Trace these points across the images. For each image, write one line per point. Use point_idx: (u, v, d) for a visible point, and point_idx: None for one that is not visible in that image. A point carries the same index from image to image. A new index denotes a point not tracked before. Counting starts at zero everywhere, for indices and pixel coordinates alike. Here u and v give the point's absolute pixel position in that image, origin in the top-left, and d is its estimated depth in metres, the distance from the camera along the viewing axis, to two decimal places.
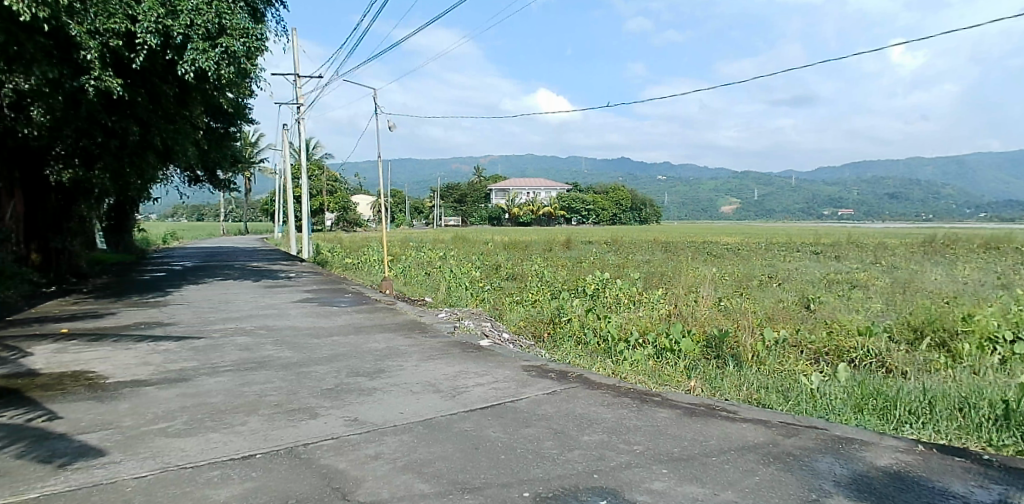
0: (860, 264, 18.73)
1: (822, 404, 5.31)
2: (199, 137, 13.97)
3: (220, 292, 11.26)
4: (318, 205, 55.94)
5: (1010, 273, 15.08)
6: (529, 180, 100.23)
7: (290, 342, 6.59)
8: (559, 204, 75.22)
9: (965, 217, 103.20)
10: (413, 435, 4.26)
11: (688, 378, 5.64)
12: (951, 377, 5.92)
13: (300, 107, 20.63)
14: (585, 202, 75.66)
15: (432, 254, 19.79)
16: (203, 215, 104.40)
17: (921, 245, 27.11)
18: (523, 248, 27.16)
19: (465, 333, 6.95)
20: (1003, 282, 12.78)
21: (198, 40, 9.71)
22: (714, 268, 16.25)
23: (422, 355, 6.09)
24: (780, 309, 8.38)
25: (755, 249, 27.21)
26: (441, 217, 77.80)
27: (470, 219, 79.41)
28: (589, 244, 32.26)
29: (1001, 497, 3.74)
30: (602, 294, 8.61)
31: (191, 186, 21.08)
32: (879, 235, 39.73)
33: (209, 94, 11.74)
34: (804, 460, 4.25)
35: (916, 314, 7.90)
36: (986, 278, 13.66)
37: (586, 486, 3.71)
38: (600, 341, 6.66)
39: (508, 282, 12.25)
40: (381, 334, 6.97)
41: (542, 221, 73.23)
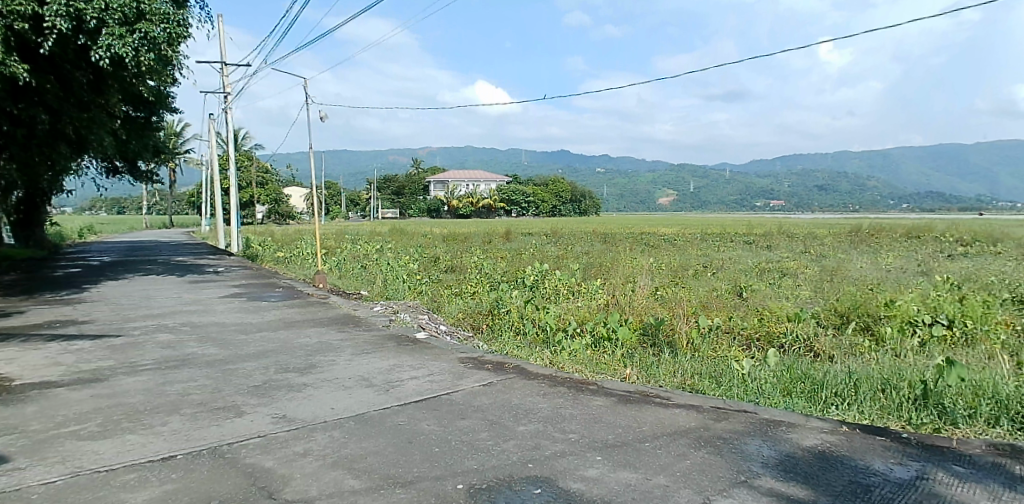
0: (790, 254, 19.25)
1: (752, 388, 5.47)
2: (117, 126, 13.46)
3: (143, 288, 10.81)
4: (250, 197, 54.13)
5: (930, 261, 15.77)
6: (473, 173, 99.72)
7: (215, 338, 6.40)
8: (500, 197, 74.99)
9: (890, 208, 107.84)
10: (344, 431, 4.20)
11: (624, 366, 5.72)
12: (874, 359, 6.20)
13: (230, 96, 19.93)
14: (525, 194, 75.51)
15: (370, 247, 19.52)
16: (127, 209, 99.69)
17: (847, 235, 28.11)
18: (463, 240, 26.97)
19: (401, 326, 6.87)
20: (924, 269, 13.36)
21: (114, 25, 9.29)
22: (651, 258, 16.47)
23: (356, 350, 6.00)
24: (713, 298, 8.58)
25: (689, 240, 27.69)
26: (382, 210, 76.60)
27: (409, 212, 78.44)
28: (527, 235, 32.27)
29: (918, 473, 3.96)
30: (540, 285, 8.64)
31: (109, 178, 20.12)
32: (807, 225, 40.79)
33: (127, 82, 11.32)
34: (734, 443, 4.38)
35: (841, 300, 8.22)
36: (908, 266, 14.25)
37: (520, 476, 3.74)
38: (539, 331, 6.67)
39: (446, 274, 12.20)
40: (313, 329, 6.83)
41: (482, 213, 72.80)
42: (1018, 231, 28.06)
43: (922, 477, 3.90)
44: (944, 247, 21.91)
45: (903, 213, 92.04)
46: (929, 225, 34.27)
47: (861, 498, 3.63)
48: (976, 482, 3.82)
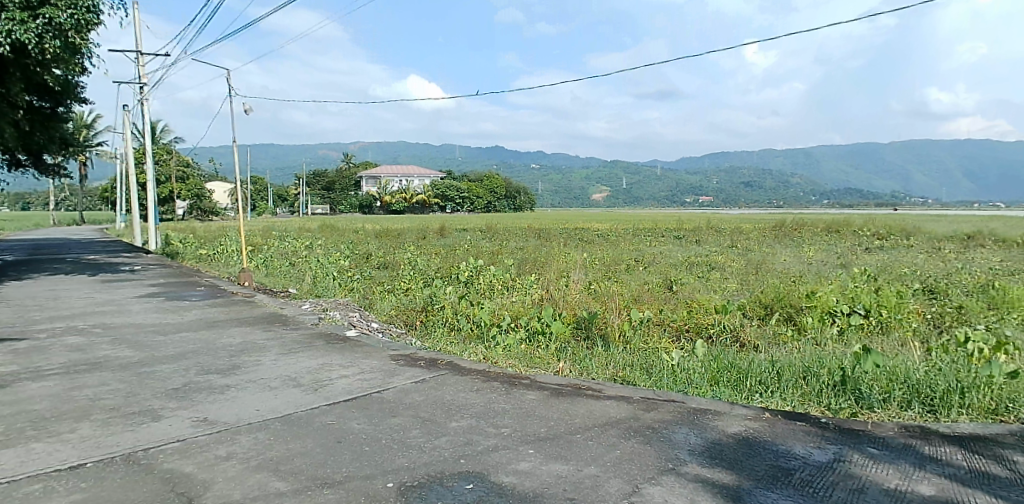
0: (719, 248, 19.78)
1: (681, 379, 5.63)
2: (18, 117, 12.69)
3: (50, 289, 10.20)
4: (169, 192, 51.65)
5: (847, 255, 16.48)
6: (411, 168, 98.49)
7: (130, 340, 6.11)
8: (434, 192, 74.19)
9: (813, 203, 112.31)
10: (270, 433, 4.10)
11: (557, 360, 5.79)
12: (796, 348, 6.49)
13: (146, 87, 19.06)
14: (459, 190, 74.91)
15: (300, 243, 19.01)
16: (35, 204, 93.54)
17: (772, 230, 29.08)
18: (396, 237, 26.56)
19: (331, 324, 6.74)
20: (842, 263, 13.98)
21: (14, 10, 8.80)
22: (584, 253, 16.72)
23: (282, 349, 5.85)
24: (645, 291, 8.77)
25: (621, 235, 28.07)
26: (310, 206, 74.50)
27: (340, 208, 76.71)
28: (462, 231, 32.11)
29: (835, 456, 4.17)
30: (475, 281, 8.64)
31: (11, 171, 18.88)
32: (733, 220, 41.84)
33: (31, 70, 10.70)
34: (662, 432, 4.50)
35: (766, 292, 8.55)
36: (828, 259, 14.91)
37: (452, 472, 3.74)
38: (473, 326, 6.68)
39: (379, 271, 12.02)
40: (237, 328, 6.62)
41: (416, 209, 71.89)
42: (923, 225, 29.87)
43: (839, 460, 4.11)
44: (858, 241, 23.13)
45: (824, 209, 95.86)
46: (847, 220, 35.80)
47: (783, 481, 3.79)
48: (887, 463, 4.05)
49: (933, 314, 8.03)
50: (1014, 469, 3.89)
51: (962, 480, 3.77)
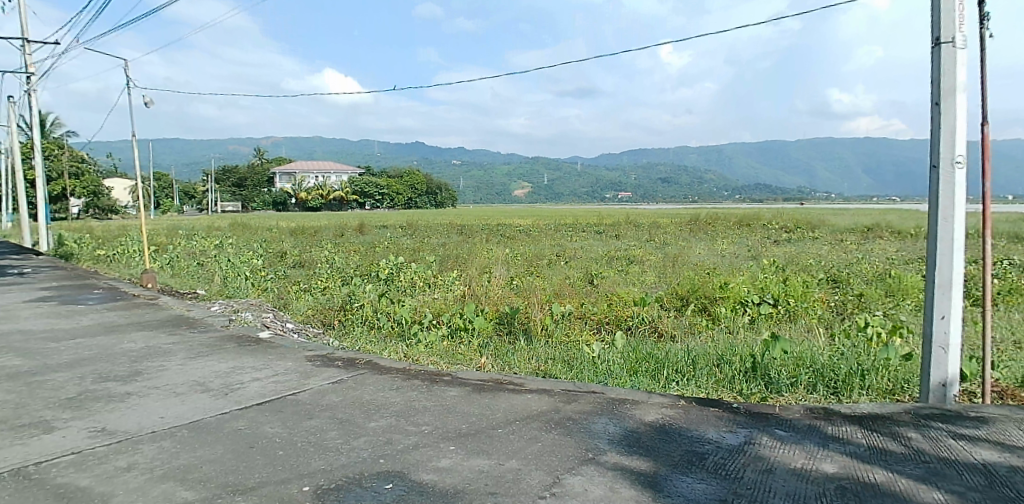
0: (637, 242, 20.30)
1: (602, 370, 5.78)
2: None
3: None
4: (61, 189, 48.00)
5: (756, 247, 17.24)
6: (333, 165, 95.96)
7: (18, 348, 5.69)
8: (353, 189, 72.29)
9: (728, 198, 116.77)
10: (176, 440, 3.93)
11: (480, 355, 5.82)
12: (710, 337, 6.79)
13: (33, 77, 17.77)
14: (379, 186, 73.05)
15: (210, 242, 18.21)
16: None
17: (687, 225, 30.06)
18: (312, 234, 25.83)
19: (243, 326, 6.50)
20: (752, 255, 14.66)
21: None
22: (506, 249, 16.78)
23: (189, 353, 5.60)
24: (566, 286, 8.93)
25: (543, 230, 28.35)
26: (220, 203, 71.07)
27: (253, 205, 73.62)
28: (383, 228, 31.61)
29: (745, 439, 4.39)
30: (395, 279, 8.54)
31: None
32: (651, 215, 42.69)
33: None
34: (582, 423, 4.60)
35: (682, 284, 8.88)
36: (738, 252, 15.59)
37: (371, 472, 3.69)
38: (394, 324, 6.60)
39: (295, 270, 11.67)
40: (139, 333, 6.28)
41: (333, 205, 70.01)
42: (825, 218, 31.50)
43: (749, 442, 4.33)
44: (767, 234, 24.32)
45: (738, 203, 99.74)
46: (758, 214, 37.32)
47: (697, 465, 3.96)
48: (793, 444, 4.30)
49: (836, 302, 8.55)
50: (907, 444, 4.20)
51: (861, 456, 4.05)
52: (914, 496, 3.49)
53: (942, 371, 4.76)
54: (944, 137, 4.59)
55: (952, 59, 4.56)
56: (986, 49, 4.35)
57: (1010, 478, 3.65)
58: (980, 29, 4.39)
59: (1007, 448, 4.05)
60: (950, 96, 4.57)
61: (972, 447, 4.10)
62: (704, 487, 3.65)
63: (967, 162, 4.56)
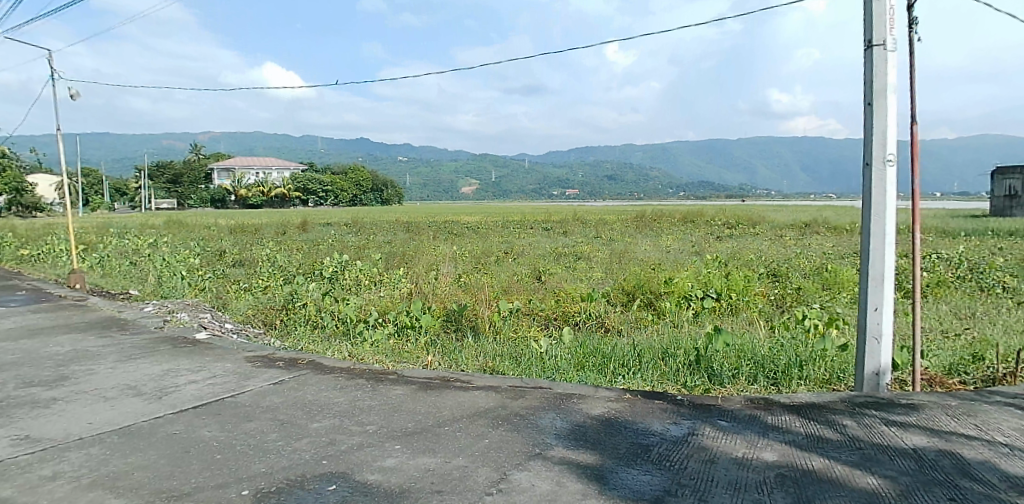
0: (583, 239, 20.49)
1: (550, 365, 5.83)
2: None
3: None
4: None
5: (699, 243, 17.66)
6: (276, 161, 93.55)
7: None
8: (295, 186, 70.48)
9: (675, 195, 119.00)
10: (106, 446, 3.78)
11: (427, 353, 5.79)
12: (656, 330, 6.94)
13: None
14: (323, 182, 70.91)
15: (143, 242, 17.53)
16: None
17: (632, 221, 30.51)
18: (253, 232, 25.13)
19: (179, 327, 6.29)
20: (695, 251, 15.00)
21: None
22: (453, 246, 16.69)
23: (119, 356, 5.39)
24: (513, 283, 8.97)
25: (491, 228, 28.29)
26: (155, 201, 68.21)
27: (189, 203, 70.83)
28: (326, 225, 30.97)
29: (688, 430, 4.50)
30: (340, 277, 8.41)
31: None
32: (597, 212, 43.10)
33: None
34: (530, 418, 4.63)
35: (628, 280, 9.04)
36: (682, 248, 15.93)
37: (314, 474, 3.63)
38: (338, 323, 6.50)
39: (234, 269, 11.35)
40: (66, 336, 6.00)
41: (274, 203, 68.16)
42: (766, 215, 32.43)
43: (693, 433, 4.44)
44: (710, 230, 24.95)
45: (684, 200, 101.59)
46: (702, 210, 38.12)
47: (642, 457, 4.04)
48: (735, 434, 4.43)
49: (776, 295, 8.85)
50: (842, 431, 4.38)
51: (799, 444, 4.20)
52: (850, 482, 3.64)
53: (875, 361, 4.99)
54: (876, 136, 4.80)
55: (884, 61, 4.78)
56: (916, 51, 4.56)
57: (938, 461, 3.85)
58: (909, 33, 4.60)
59: (935, 433, 4.27)
60: (881, 97, 4.78)
61: (903, 433, 4.31)
62: (649, 478, 3.73)
63: (897, 160, 4.78)
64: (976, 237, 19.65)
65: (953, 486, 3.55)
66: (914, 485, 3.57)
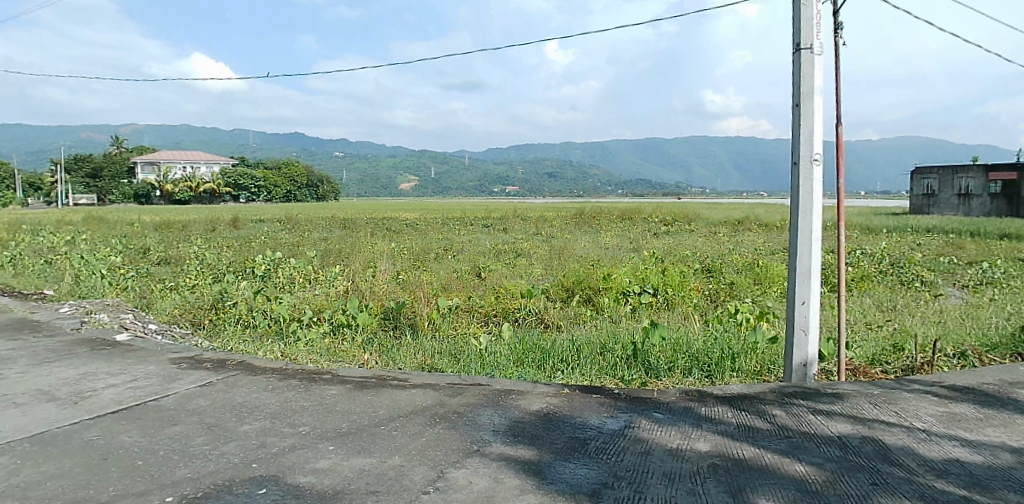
0: (523, 236, 20.60)
1: (489, 362, 5.85)
2: None
3: None
4: None
5: (636, 240, 18.02)
6: (207, 156, 90.33)
7: None
8: (225, 181, 68.06)
9: (617, 192, 121.01)
10: (14, 455, 3.58)
11: (363, 352, 5.72)
12: (594, 326, 7.06)
13: None
14: (254, 178, 69.42)
15: (59, 239, 16.60)
16: None
17: (572, 218, 30.84)
18: (180, 229, 24.15)
19: (97, 329, 6.00)
20: (633, 247, 15.30)
21: None
22: (392, 243, 16.48)
23: (31, 360, 5.10)
24: (452, 280, 8.95)
25: (431, 224, 28.10)
26: (73, 195, 64.46)
27: (110, 198, 66.71)
28: (258, 222, 30.06)
29: (624, 423, 4.60)
30: (273, 275, 8.21)
31: None
32: (537, 209, 43.43)
33: None
34: (468, 415, 4.64)
35: (567, 276, 9.16)
36: (619, 244, 16.23)
37: (243, 478, 3.53)
38: (271, 322, 6.35)
39: (159, 267, 10.90)
40: None
41: (204, 199, 65.58)
42: (701, 212, 33.41)
43: (629, 426, 4.55)
44: (648, 227, 25.52)
45: (626, 197, 103.46)
46: (640, 208, 38.90)
47: (579, 451, 4.10)
48: (670, 425, 4.56)
49: (711, 290, 9.14)
50: (772, 421, 4.57)
51: (731, 434, 4.36)
52: (779, 469, 3.78)
53: (803, 352, 5.22)
54: (803, 137, 5.02)
55: (811, 65, 5.00)
56: (841, 55, 4.79)
57: (862, 448, 4.05)
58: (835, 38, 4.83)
59: (857, 421, 4.50)
60: (809, 98, 5.00)
61: (828, 421, 4.52)
62: (586, 472, 3.79)
63: (823, 159, 5.01)
64: (897, 233, 20.80)
65: (874, 470, 3.74)
66: (839, 470, 3.74)
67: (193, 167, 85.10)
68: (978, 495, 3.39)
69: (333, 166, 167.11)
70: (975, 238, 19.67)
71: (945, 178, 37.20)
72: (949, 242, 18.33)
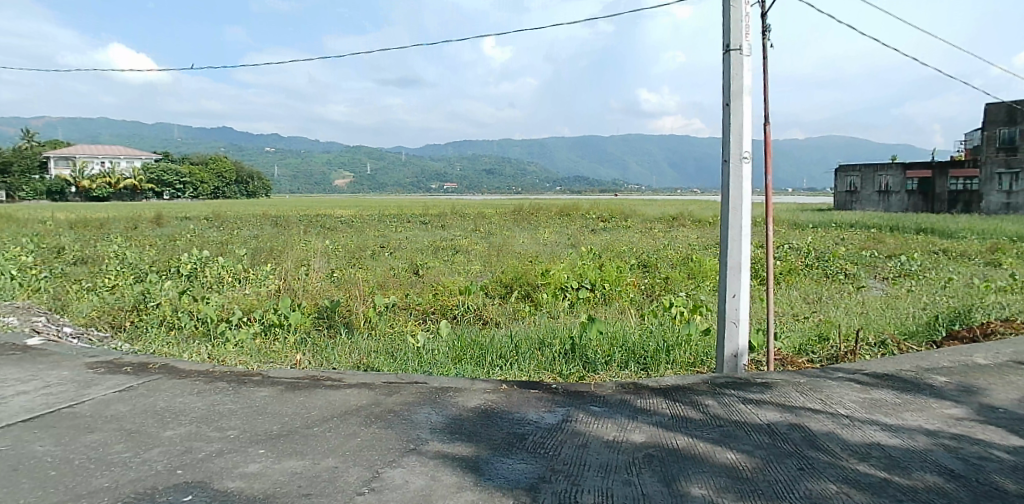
0: (461, 232, 20.56)
1: (427, 360, 5.83)
2: None
3: None
4: None
5: (574, 236, 18.28)
6: (131, 151, 86.18)
7: None
8: (149, 177, 65.02)
9: (558, 189, 122.17)
10: None
11: (295, 352, 5.61)
12: (533, 321, 7.14)
13: None
14: (178, 173, 66.40)
15: None
16: None
17: (512, 215, 30.98)
18: (97, 228, 22.95)
19: (6, 333, 5.66)
20: (570, 243, 15.51)
21: None
22: (326, 240, 16.14)
23: None
24: (389, 277, 8.86)
25: (367, 221, 27.68)
26: None
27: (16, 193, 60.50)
28: (184, 220, 28.86)
29: (562, 417, 4.68)
30: (200, 275, 7.92)
31: None
32: (476, 206, 43.53)
33: None
34: (404, 414, 4.61)
35: (506, 273, 9.22)
36: (557, 240, 16.43)
37: (166, 485, 3.41)
38: (198, 324, 6.14)
39: (76, 267, 10.36)
40: None
41: (125, 195, 62.42)
42: (637, 209, 34.19)
43: (566, 420, 4.62)
44: (586, 223, 25.94)
45: (567, 194, 104.69)
46: (578, 204, 39.35)
47: (517, 446, 4.14)
48: (606, 418, 4.66)
49: (647, 285, 9.38)
50: (705, 411, 4.73)
51: (665, 425, 4.49)
52: (710, 457, 3.92)
53: (734, 344, 5.42)
54: (733, 135, 5.21)
55: (740, 65, 5.19)
56: (768, 57, 4.99)
57: (788, 435, 4.25)
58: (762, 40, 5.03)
59: (784, 409, 4.71)
60: (738, 98, 5.18)
61: (757, 409, 4.72)
62: (524, 467, 3.83)
63: (751, 157, 5.20)
64: (823, 228, 21.87)
65: (798, 455, 3.93)
66: (767, 457, 3.91)
67: (116, 162, 80.96)
68: (896, 476, 3.60)
69: (269, 161, 162.15)
70: (894, 233, 20.86)
71: (867, 177, 39.19)
72: (871, 236, 19.39)
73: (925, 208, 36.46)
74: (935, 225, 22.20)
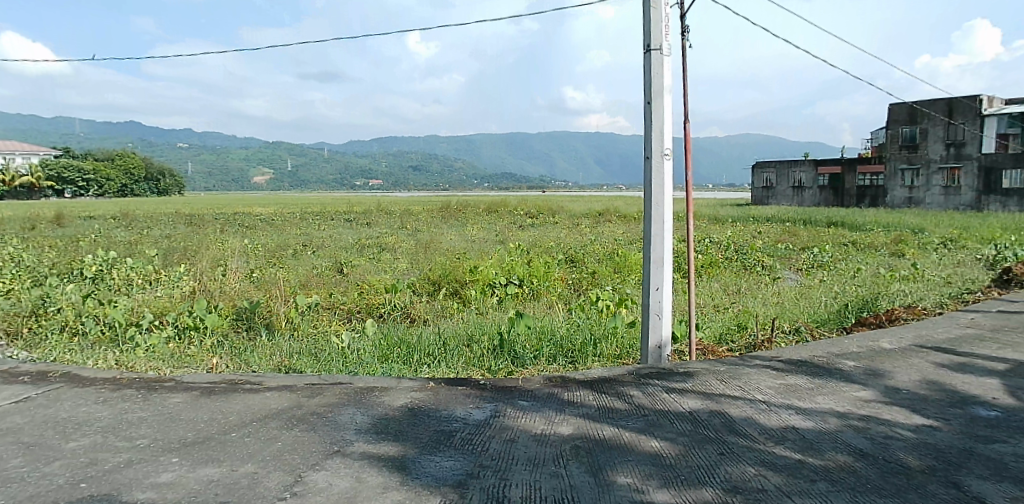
0: (388, 230, 20.30)
1: (352, 360, 5.75)
2: None
3: None
4: None
5: (502, 232, 18.40)
6: (29, 145, 80.18)
7: None
8: (48, 173, 60.69)
9: (489, 185, 122.35)
10: None
11: (212, 355, 5.43)
12: (461, 318, 7.16)
13: None
14: (82, 170, 62.52)
15: None
16: None
17: (441, 211, 30.79)
18: None
19: None
20: (498, 239, 15.60)
21: None
22: (245, 240, 15.59)
23: None
24: (312, 277, 8.66)
25: (289, 220, 26.87)
26: None
27: None
28: (88, 219, 27.15)
29: (489, 413, 4.73)
30: (107, 276, 7.52)
31: None
32: (404, 202, 43.03)
33: None
34: (329, 416, 4.54)
35: (433, 270, 9.19)
36: (484, 237, 16.49)
37: (70, 499, 3.24)
38: (104, 329, 5.84)
39: None
40: None
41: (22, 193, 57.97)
42: (565, 205, 34.69)
43: (494, 415, 4.68)
44: (515, 220, 26.16)
45: (498, 190, 105.12)
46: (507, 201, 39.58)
47: (445, 444, 4.17)
48: (534, 412, 4.75)
49: (574, 279, 9.57)
50: (630, 401, 4.90)
51: (592, 417, 4.62)
52: (635, 446, 4.07)
53: (658, 335, 5.63)
54: (654, 132, 5.38)
55: (660, 64, 5.36)
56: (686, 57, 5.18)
57: (709, 421, 4.46)
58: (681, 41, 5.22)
59: (704, 396, 4.94)
60: (659, 96, 5.36)
61: (679, 398, 4.92)
62: (452, 463, 3.86)
63: (671, 154, 5.40)
64: (742, 222, 22.90)
65: (716, 440, 4.13)
66: (689, 444, 4.09)
67: (11, 156, 75.09)
68: (808, 457, 3.84)
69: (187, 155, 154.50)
70: (807, 226, 22.09)
71: (782, 172, 41.62)
72: (785, 229, 20.46)
73: (835, 202, 38.79)
74: (845, 218, 23.63)
